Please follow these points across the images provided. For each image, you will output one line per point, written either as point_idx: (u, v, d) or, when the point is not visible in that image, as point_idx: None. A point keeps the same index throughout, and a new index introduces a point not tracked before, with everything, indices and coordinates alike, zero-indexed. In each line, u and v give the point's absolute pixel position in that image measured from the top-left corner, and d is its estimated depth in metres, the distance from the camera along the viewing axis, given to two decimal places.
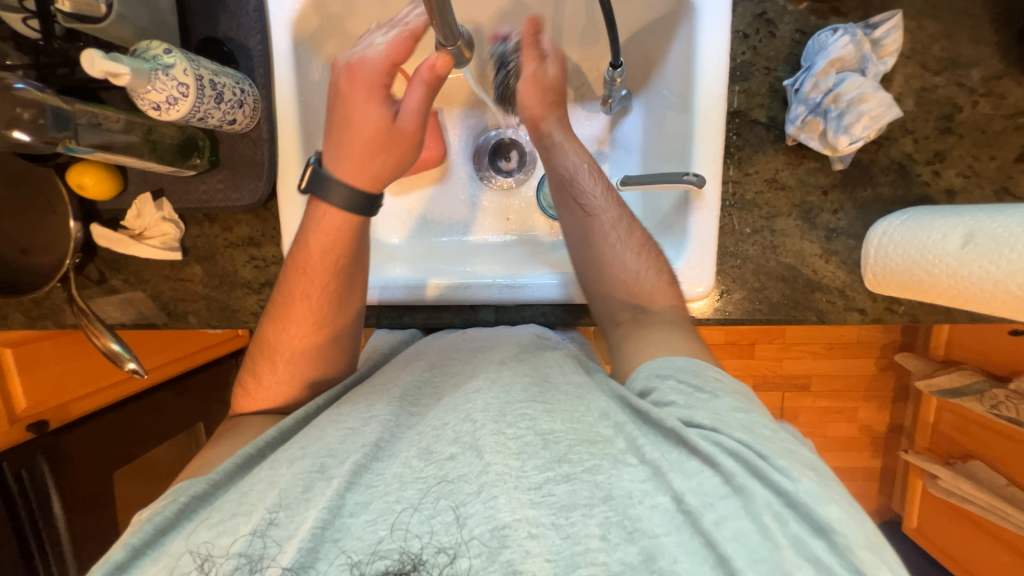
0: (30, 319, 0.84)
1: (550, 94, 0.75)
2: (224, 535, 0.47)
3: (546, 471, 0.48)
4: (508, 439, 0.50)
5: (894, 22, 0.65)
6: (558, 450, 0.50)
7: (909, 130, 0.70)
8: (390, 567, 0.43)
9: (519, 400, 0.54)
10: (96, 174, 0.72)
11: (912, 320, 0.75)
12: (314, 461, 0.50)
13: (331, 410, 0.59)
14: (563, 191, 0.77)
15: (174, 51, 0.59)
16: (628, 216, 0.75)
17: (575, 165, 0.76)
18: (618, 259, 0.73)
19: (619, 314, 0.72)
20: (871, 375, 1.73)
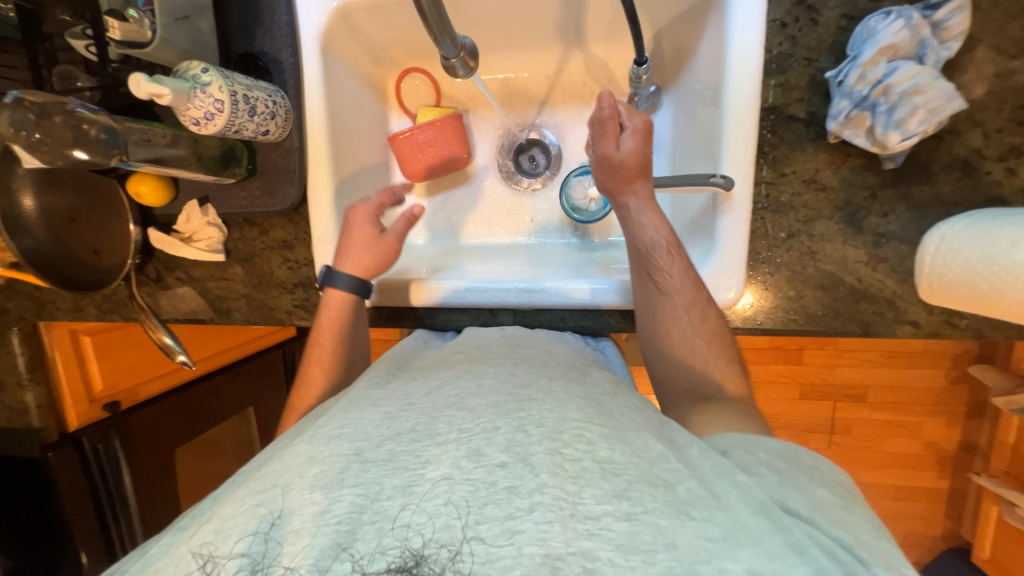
0: (101, 312, 0.94)
1: (634, 165, 0.71)
2: (230, 536, 0.42)
3: (605, 503, 0.40)
4: (566, 461, 0.42)
5: (960, 2, 0.57)
6: (619, 484, 0.41)
7: (978, 122, 0.62)
8: (391, 565, 0.38)
9: (575, 419, 0.45)
10: (151, 183, 0.80)
11: (977, 336, 0.67)
12: (350, 444, 0.46)
13: (374, 393, 0.55)
14: (636, 263, 0.70)
15: (211, 70, 0.63)
16: (705, 300, 0.67)
17: (654, 239, 0.69)
18: (687, 345, 0.68)
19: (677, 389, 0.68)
20: (939, 388, 1.57)
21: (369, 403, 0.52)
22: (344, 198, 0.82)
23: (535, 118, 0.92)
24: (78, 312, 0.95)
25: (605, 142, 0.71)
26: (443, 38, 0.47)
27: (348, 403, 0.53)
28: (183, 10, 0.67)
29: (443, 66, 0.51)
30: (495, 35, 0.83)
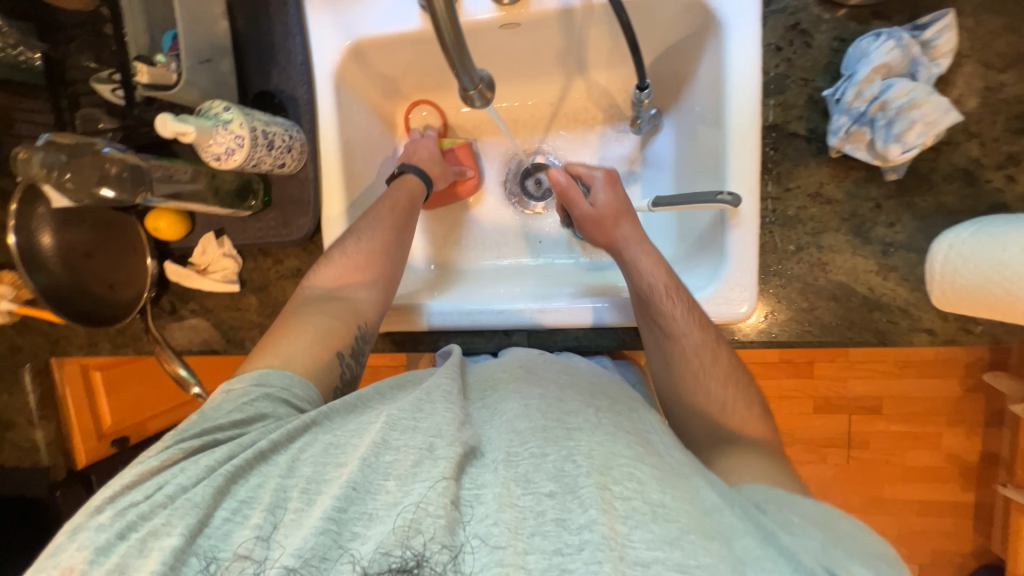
0: (115, 346, 0.94)
1: (609, 216, 0.75)
2: (288, 512, 0.48)
3: (656, 549, 0.43)
4: (614, 497, 0.47)
5: (946, 22, 0.60)
6: (670, 530, 0.45)
7: (974, 133, 0.64)
8: (393, 565, 0.43)
9: (625, 455, 0.50)
10: (169, 218, 0.81)
11: (994, 341, 0.67)
12: (425, 439, 0.52)
13: (437, 385, 0.61)
14: (640, 306, 0.70)
15: (232, 108, 0.66)
16: (714, 338, 0.68)
17: (653, 283, 0.69)
18: (703, 384, 0.67)
19: (698, 423, 0.67)
20: (956, 397, 1.55)
21: (442, 403, 0.58)
22: None
23: (539, 142, 0.94)
24: (91, 347, 0.96)
25: (576, 205, 0.76)
26: (462, 71, 0.49)
27: (422, 396, 0.58)
28: (206, 54, 0.70)
29: (460, 97, 0.52)
30: (501, 67, 0.86)
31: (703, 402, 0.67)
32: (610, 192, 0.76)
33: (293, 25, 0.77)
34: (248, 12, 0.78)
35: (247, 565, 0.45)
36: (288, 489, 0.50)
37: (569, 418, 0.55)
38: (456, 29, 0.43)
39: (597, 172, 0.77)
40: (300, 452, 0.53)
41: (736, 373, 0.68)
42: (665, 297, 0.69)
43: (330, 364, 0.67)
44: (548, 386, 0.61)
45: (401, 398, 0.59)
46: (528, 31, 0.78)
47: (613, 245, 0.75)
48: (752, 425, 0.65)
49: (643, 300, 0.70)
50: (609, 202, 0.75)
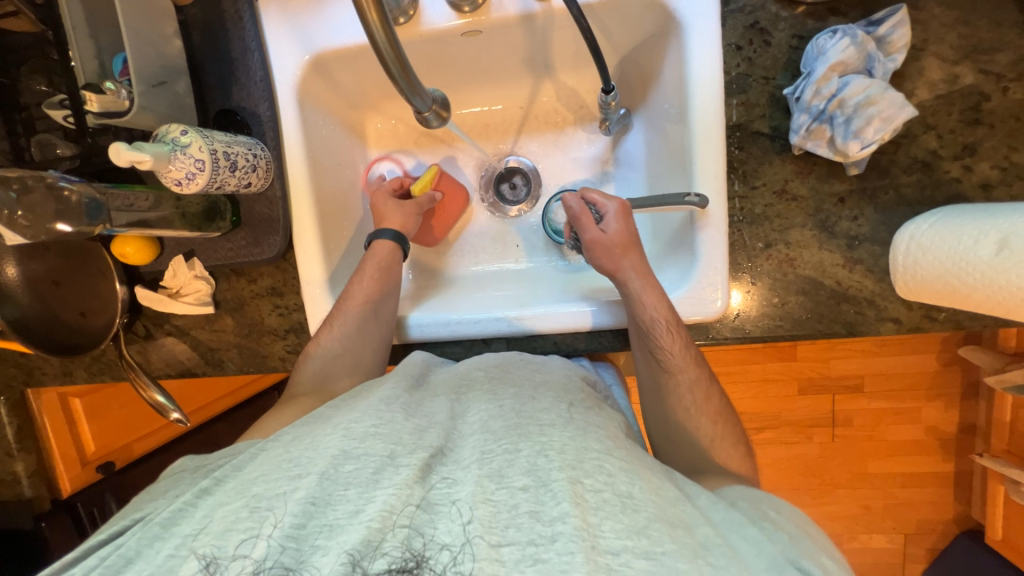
0: (91, 374, 0.93)
1: (619, 247, 0.73)
2: (240, 540, 0.47)
3: (625, 538, 0.45)
4: (586, 490, 0.48)
5: (900, 18, 0.61)
6: (639, 520, 0.47)
7: (931, 125, 0.65)
8: (393, 565, 0.44)
9: (596, 450, 0.52)
10: (136, 243, 0.80)
11: (956, 327, 0.69)
12: (385, 447, 0.53)
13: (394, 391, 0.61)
14: (637, 337, 0.71)
15: (190, 131, 0.64)
16: (707, 376, 0.71)
17: (655, 318, 0.69)
18: (679, 394, 0.70)
19: (676, 425, 0.71)
20: (933, 373, 1.60)
21: (400, 408, 0.58)
22: (331, 254, 0.82)
23: (511, 147, 0.94)
24: (67, 376, 0.94)
25: (588, 231, 0.74)
26: (412, 93, 0.48)
27: (378, 401, 0.58)
28: (159, 76, 0.68)
29: (416, 119, 0.52)
30: (469, 74, 0.85)
31: (679, 413, 0.70)
32: (622, 223, 0.74)
33: (250, 40, 0.75)
34: (203, 28, 0.76)
35: (242, 567, 0.45)
36: (239, 513, 0.49)
37: (540, 416, 0.57)
38: (401, 55, 0.43)
39: (612, 202, 0.76)
40: (248, 480, 0.52)
41: (706, 373, 0.71)
42: (665, 331, 0.69)
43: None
44: (522, 386, 0.64)
45: (353, 408, 0.58)
46: (491, 38, 0.77)
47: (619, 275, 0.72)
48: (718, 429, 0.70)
49: (639, 331, 0.71)
50: (621, 233, 0.73)
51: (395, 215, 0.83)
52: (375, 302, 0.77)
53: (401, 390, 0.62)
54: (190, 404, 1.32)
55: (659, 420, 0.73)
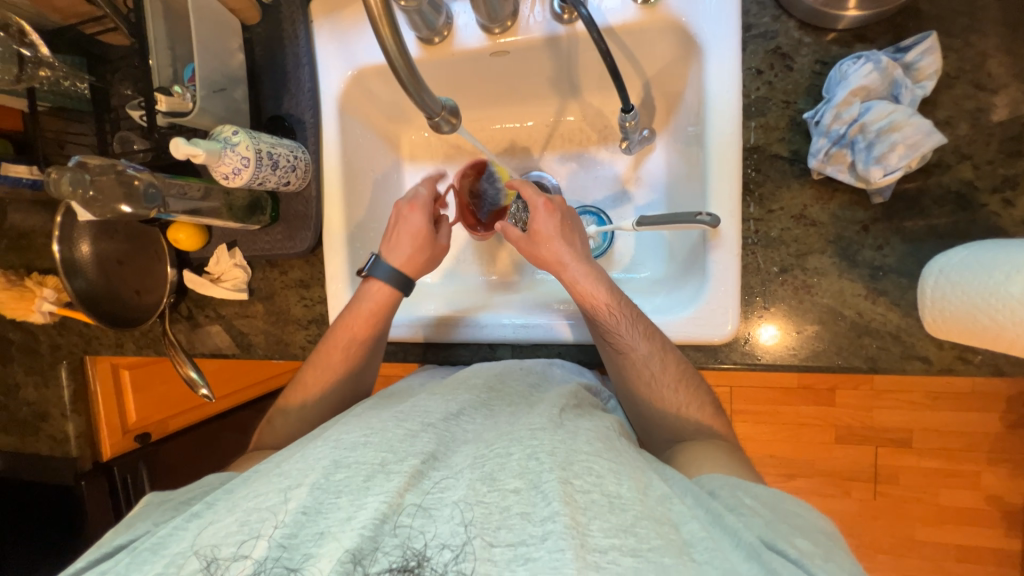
0: (139, 347, 1.02)
1: (542, 237, 0.73)
2: (236, 552, 0.49)
3: (612, 537, 0.47)
4: (576, 490, 0.50)
5: (929, 44, 0.59)
6: (626, 519, 0.48)
7: (966, 155, 0.62)
8: (395, 563, 0.47)
9: (586, 451, 0.54)
10: (188, 230, 0.89)
11: (996, 372, 0.63)
12: (377, 455, 0.55)
13: (393, 406, 0.66)
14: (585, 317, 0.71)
15: (240, 132, 0.71)
16: (662, 349, 0.68)
17: (593, 297, 0.69)
18: (639, 374, 0.68)
19: (645, 410, 0.70)
20: (995, 434, 1.44)
21: (390, 417, 0.61)
22: (355, 252, 0.88)
23: (536, 163, 0.97)
24: (118, 347, 1.04)
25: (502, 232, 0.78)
26: (423, 100, 0.51)
27: (366, 418, 0.62)
28: (220, 84, 0.77)
29: (428, 124, 0.56)
30: (497, 91, 0.90)
31: (645, 392, 0.69)
32: (548, 218, 0.73)
33: (303, 56, 0.84)
34: (265, 44, 0.85)
35: (243, 565, 0.48)
36: (230, 528, 0.51)
37: (530, 422, 0.58)
38: (411, 66, 0.47)
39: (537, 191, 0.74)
40: (239, 497, 0.54)
41: (663, 343, 0.68)
42: (606, 314, 0.69)
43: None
44: (517, 403, 0.65)
45: (343, 424, 0.61)
46: (518, 58, 0.82)
47: (553, 262, 0.72)
48: (684, 404, 0.68)
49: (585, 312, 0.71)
50: (540, 228, 0.73)
51: (401, 253, 0.78)
52: (373, 334, 0.78)
53: (389, 405, 0.67)
54: (224, 387, 1.41)
55: (633, 411, 0.72)
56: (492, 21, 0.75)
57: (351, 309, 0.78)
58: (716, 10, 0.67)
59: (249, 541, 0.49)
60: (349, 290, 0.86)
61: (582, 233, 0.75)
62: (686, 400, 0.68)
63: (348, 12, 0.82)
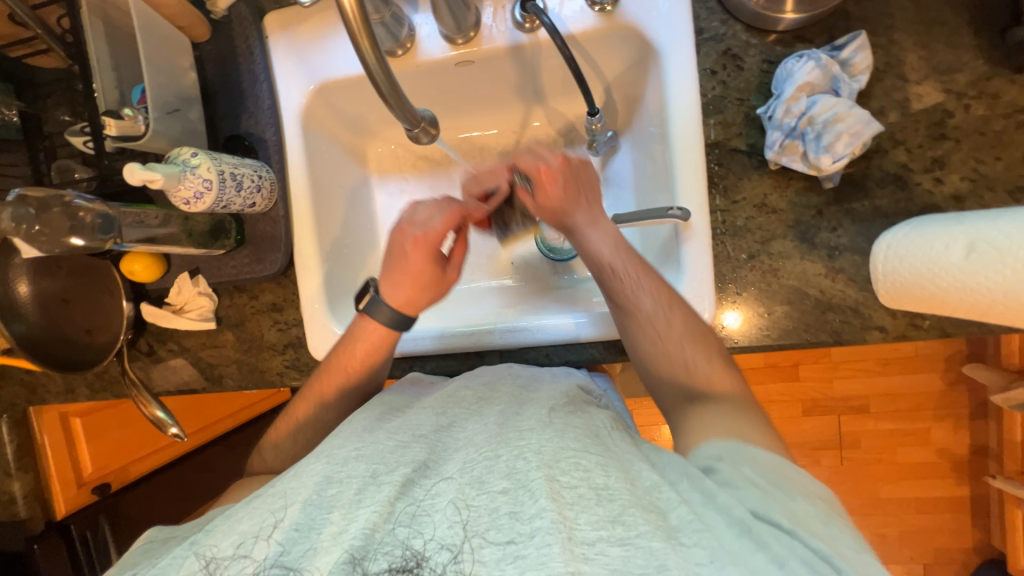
0: (93, 392, 0.94)
1: (550, 208, 0.74)
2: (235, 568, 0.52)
3: (600, 529, 0.49)
4: (562, 487, 0.51)
5: (860, 42, 0.65)
6: (613, 510, 0.50)
7: (899, 141, 0.68)
8: (394, 563, 0.50)
9: (573, 448, 0.55)
10: (144, 260, 0.83)
11: (943, 334, 0.69)
12: (366, 467, 0.56)
13: (383, 420, 0.64)
14: (595, 277, 0.73)
15: (200, 154, 0.68)
16: (671, 305, 0.69)
17: (600, 254, 0.71)
18: (642, 332, 0.70)
19: (649, 364, 0.70)
20: (939, 392, 1.57)
21: (382, 430, 0.61)
22: (330, 269, 0.85)
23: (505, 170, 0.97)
24: (69, 394, 0.95)
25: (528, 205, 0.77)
26: (402, 111, 0.51)
27: (359, 429, 0.62)
28: (173, 104, 0.73)
29: (408, 134, 0.56)
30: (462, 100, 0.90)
31: (650, 352, 0.69)
32: (554, 191, 0.72)
33: (260, 72, 0.81)
34: (217, 62, 0.81)
35: (243, 565, 0.52)
36: (227, 551, 0.53)
37: (520, 421, 0.59)
38: (392, 78, 0.47)
39: (539, 161, 0.73)
40: (232, 521, 0.56)
41: (671, 300, 0.69)
42: (611, 275, 0.71)
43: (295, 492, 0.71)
44: (508, 403, 0.65)
45: (335, 437, 0.62)
46: (482, 67, 0.83)
47: (565, 228, 0.74)
48: (695, 361, 0.68)
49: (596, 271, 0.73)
50: (547, 200, 0.73)
51: (399, 291, 0.74)
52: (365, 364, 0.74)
53: (382, 419, 0.65)
54: (190, 425, 1.33)
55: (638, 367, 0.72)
56: (456, 31, 0.75)
57: (341, 350, 0.74)
58: (668, 16, 0.71)
59: (252, 549, 0.53)
60: (327, 310, 0.84)
61: (593, 195, 0.75)
62: (697, 358, 0.68)
63: (304, 25, 0.80)
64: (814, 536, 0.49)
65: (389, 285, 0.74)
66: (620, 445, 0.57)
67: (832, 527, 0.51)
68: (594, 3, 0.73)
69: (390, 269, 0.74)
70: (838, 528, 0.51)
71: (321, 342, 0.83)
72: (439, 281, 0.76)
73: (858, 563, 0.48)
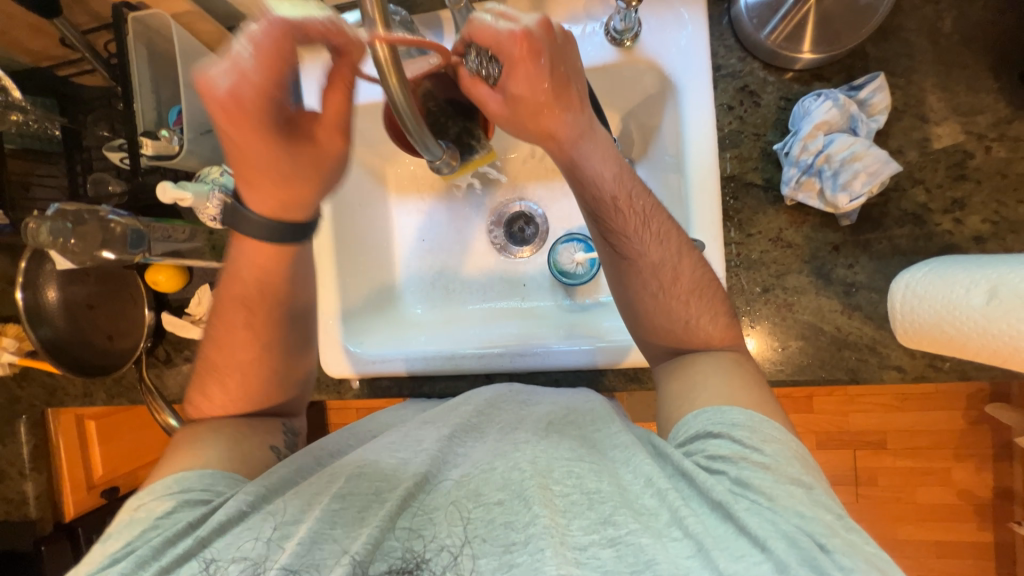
0: (110, 396, 0.96)
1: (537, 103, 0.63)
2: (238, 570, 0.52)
3: (591, 533, 0.53)
4: (555, 495, 0.56)
5: (878, 83, 0.66)
6: (604, 511, 0.54)
7: (919, 180, 0.68)
8: (394, 566, 0.52)
9: (566, 457, 0.59)
10: (168, 271, 0.86)
11: (963, 377, 0.68)
12: (372, 486, 0.58)
13: (386, 433, 0.67)
14: (594, 216, 0.69)
15: (229, 173, 0.71)
16: (675, 251, 0.66)
17: (604, 191, 0.67)
18: (641, 280, 0.68)
19: (644, 314, 0.68)
20: (960, 431, 1.52)
21: (383, 444, 0.64)
22: (345, 283, 0.88)
23: (520, 193, 0.99)
24: (86, 398, 0.98)
25: (485, 104, 0.65)
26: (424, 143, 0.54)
27: (361, 448, 0.64)
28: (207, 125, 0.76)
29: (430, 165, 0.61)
30: None
31: (647, 299, 0.68)
32: (535, 86, 0.62)
33: None
34: None
35: (242, 565, 0.52)
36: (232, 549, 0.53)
37: (516, 436, 0.63)
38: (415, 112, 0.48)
39: (515, 25, 0.58)
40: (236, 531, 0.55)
41: (678, 246, 0.67)
42: (612, 209, 0.67)
43: (263, 458, 0.66)
44: (509, 422, 0.67)
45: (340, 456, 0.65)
46: None
47: (555, 147, 0.67)
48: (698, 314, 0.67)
49: (595, 211, 0.68)
50: (526, 88, 0.62)
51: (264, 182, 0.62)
52: (268, 278, 0.68)
53: (389, 433, 0.67)
54: None
55: (628, 313, 0.71)
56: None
57: (230, 279, 0.69)
58: (688, 53, 0.72)
59: (254, 553, 0.53)
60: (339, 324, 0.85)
61: (582, 92, 0.65)
62: (699, 312, 0.66)
63: None
64: (796, 511, 0.50)
65: (238, 165, 0.60)
66: (612, 442, 0.61)
67: (817, 499, 0.52)
68: (613, 38, 0.74)
69: (226, 128, 0.55)
70: (820, 495, 0.52)
71: (333, 357, 0.85)
72: (308, 159, 0.62)
73: (846, 542, 0.49)
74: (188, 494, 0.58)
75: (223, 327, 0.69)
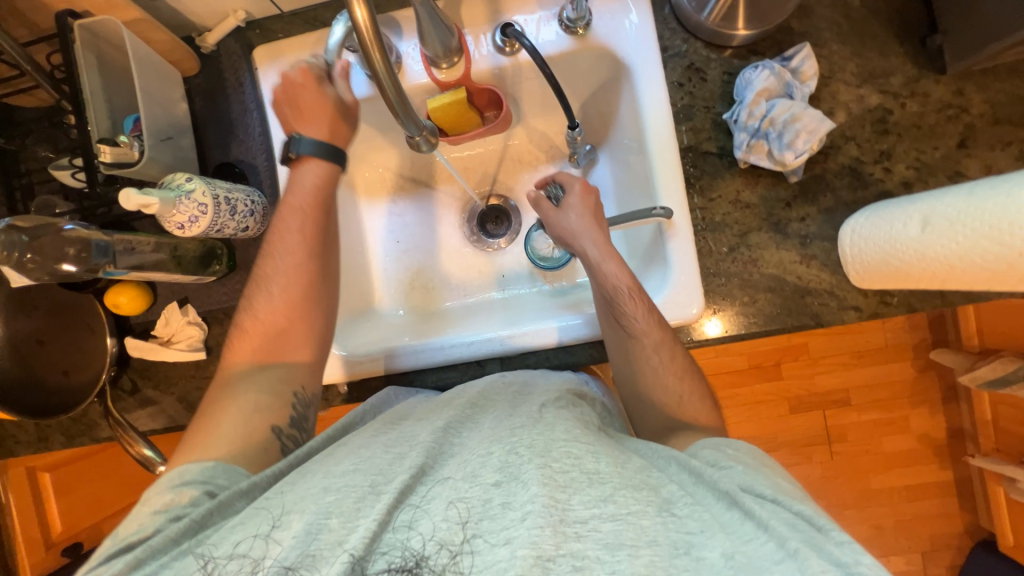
0: (69, 437, 0.89)
1: (590, 215, 0.75)
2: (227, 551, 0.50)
3: (592, 507, 0.49)
4: (555, 472, 0.51)
5: (805, 52, 0.74)
6: (605, 490, 0.50)
7: (850, 137, 0.76)
8: (393, 564, 0.48)
9: (563, 438, 0.55)
10: (130, 292, 0.82)
11: (910, 310, 0.75)
12: (368, 479, 0.55)
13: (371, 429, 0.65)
14: (602, 305, 0.73)
15: (194, 179, 0.69)
16: (670, 338, 0.71)
17: (618, 286, 0.71)
18: (643, 355, 0.71)
19: (643, 388, 0.71)
20: (913, 379, 1.64)
21: (378, 444, 0.60)
22: None
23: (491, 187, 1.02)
24: (42, 444, 0.89)
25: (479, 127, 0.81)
26: (406, 120, 0.54)
27: (359, 444, 0.60)
28: (166, 132, 0.74)
29: (408, 142, 0.60)
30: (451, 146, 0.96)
31: (647, 373, 0.71)
32: (581, 216, 0.75)
33: (249, 102, 0.82)
34: (205, 93, 0.83)
35: (239, 564, 0.49)
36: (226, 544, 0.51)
37: (512, 420, 0.59)
38: (400, 89, 0.49)
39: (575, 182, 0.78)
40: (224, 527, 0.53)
41: (669, 338, 0.71)
42: (625, 299, 0.71)
43: (268, 443, 0.65)
44: (503, 407, 0.65)
45: (344, 446, 0.61)
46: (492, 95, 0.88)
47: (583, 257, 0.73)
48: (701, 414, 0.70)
49: (604, 299, 0.73)
50: (586, 208, 0.76)
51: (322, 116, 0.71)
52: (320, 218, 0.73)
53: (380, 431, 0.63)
54: None
55: (624, 373, 0.73)
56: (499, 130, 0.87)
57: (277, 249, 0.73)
58: (637, 36, 0.78)
59: (252, 550, 0.50)
60: None
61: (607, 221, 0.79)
62: (688, 390, 0.70)
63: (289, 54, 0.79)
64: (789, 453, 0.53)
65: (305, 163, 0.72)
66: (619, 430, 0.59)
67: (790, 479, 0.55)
68: (567, 27, 0.79)
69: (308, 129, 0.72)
70: None
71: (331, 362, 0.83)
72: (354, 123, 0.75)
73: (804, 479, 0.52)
74: (186, 486, 0.56)
75: (267, 306, 0.71)
